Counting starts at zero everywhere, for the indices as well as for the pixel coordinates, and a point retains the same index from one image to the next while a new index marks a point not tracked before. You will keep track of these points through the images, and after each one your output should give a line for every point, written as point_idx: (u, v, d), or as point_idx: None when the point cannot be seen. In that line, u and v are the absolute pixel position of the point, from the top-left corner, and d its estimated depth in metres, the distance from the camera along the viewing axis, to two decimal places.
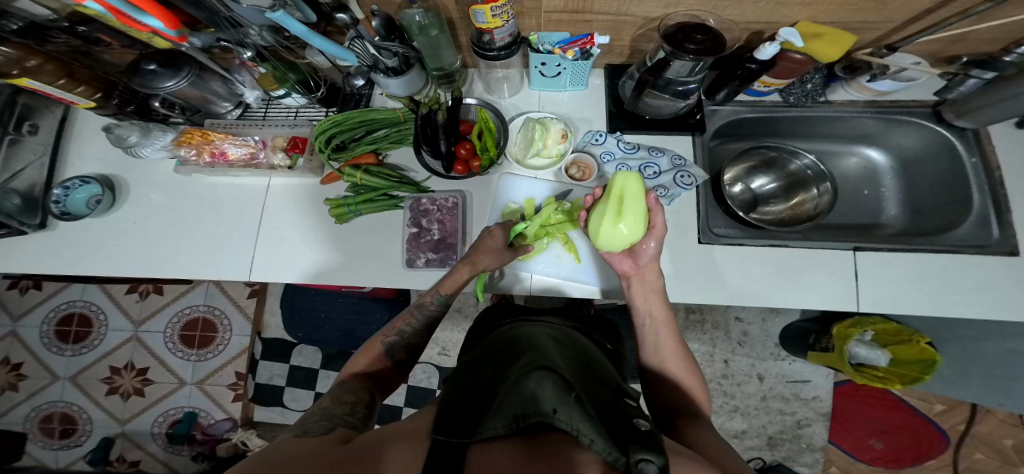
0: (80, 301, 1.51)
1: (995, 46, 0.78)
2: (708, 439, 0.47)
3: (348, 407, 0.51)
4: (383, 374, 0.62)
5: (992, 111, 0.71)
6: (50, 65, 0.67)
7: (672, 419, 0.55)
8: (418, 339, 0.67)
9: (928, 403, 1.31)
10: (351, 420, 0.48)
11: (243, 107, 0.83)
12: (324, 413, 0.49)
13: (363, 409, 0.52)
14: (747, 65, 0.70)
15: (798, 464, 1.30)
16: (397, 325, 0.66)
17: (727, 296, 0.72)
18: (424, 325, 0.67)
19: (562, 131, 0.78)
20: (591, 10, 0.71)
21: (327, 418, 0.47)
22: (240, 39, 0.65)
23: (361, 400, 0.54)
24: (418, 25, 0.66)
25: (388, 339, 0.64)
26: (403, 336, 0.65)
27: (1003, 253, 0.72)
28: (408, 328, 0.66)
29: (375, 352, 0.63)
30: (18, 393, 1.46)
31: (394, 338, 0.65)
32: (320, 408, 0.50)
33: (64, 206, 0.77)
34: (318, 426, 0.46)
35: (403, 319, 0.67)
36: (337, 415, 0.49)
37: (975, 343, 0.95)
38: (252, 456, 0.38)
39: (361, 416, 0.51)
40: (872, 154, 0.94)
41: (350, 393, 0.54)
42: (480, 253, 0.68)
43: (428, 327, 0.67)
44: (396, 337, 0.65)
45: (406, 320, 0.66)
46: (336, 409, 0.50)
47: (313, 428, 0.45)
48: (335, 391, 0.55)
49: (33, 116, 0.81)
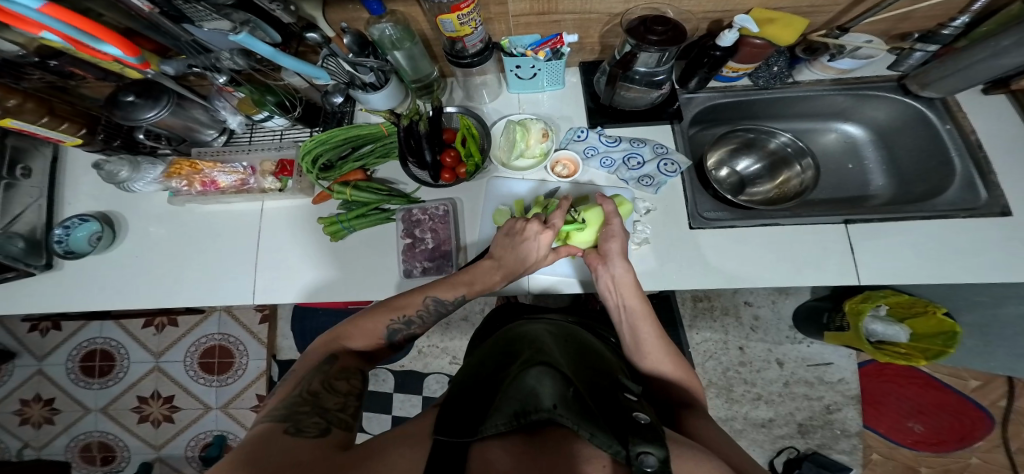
0: (99, 337, 1.56)
1: (934, 22, 0.77)
2: (712, 433, 0.50)
3: (340, 401, 0.51)
4: (375, 351, 0.63)
5: (952, 80, 0.71)
6: (30, 103, 0.69)
7: (675, 414, 0.56)
8: (421, 329, 0.67)
9: (961, 378, 1.26)
10: (341, 419, 0.48)
11: (228, 133, 0.87)
12: (317, 404, 0.48)
13: (354, 404, 0.52)
14: (712, 52, 0.71)
15: (834, 451, 1.26)
16: (406, 312, 0.64)
17: (724, 279, 0.72)
18: (433, 318, 0.67)
19: (542, 131, 0.79)
20: (557, 11, 0.72)
21: (320, 414, 0.47)
22: (211, 64, 0.65)
23: (353, 390, 0.54)
24: (390, 39, 0.69)
25: (395, 325, 0.64)
26: (410, 325, 0.65)
27: (994, 214, 0.70)
28: (419, 319, 0.65)
29: (375, 332, 0.63)
30: (54, 427, 1.52)
31: (400, 325, 0.64)
32: (313, 395, 0.50)
33: (67, 245, 0.81)
34: (310, 423, 0.45)
35: (413, 306, 0.65)
36: (328, 410, 0.48)
37: (991, 309, 0.92)
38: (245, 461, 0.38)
39: (352, 410, 0.51)
40: (849, 129, 0.93)
41: (342, 380, 0.54)
42: (510, 253, 0.67)
43: (435, 321, 0.68)
44: (403, 326, 0.64)
45: (419, 313, 0.64)
46: (328, 402, 0.50)
47: (306, 426, 0.44)
48: (328, 371, 0.54)
49: (25, 158, 0.84)
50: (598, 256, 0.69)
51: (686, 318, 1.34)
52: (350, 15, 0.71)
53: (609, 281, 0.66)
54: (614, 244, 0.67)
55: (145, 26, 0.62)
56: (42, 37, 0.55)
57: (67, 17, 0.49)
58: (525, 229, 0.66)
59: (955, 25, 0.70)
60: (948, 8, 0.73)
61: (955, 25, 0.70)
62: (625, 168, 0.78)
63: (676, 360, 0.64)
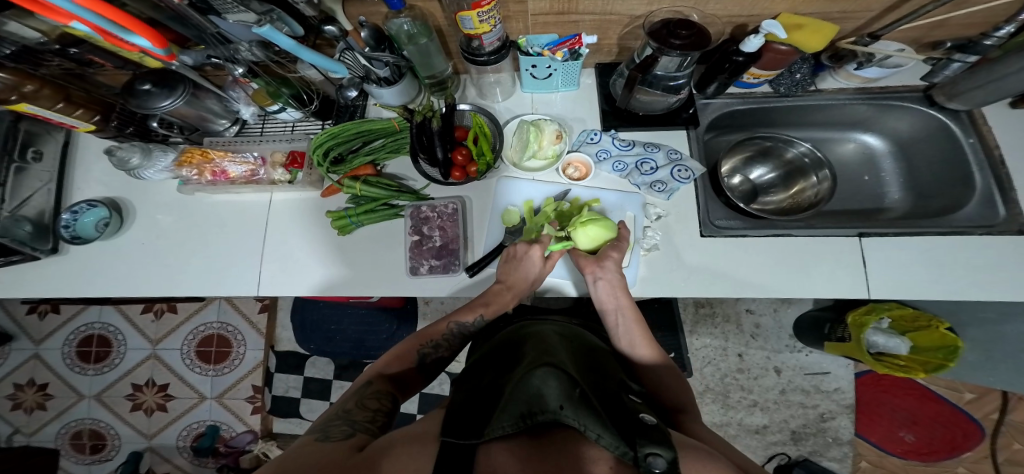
0: (97, 323, 1.56)
1: (975, 31, 0.76)
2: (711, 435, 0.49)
3: (370, 414, 0.51)
4: (411, 379, 0.62)
5: (981, 93, 0.71)
6: (47, 90, 0.68)
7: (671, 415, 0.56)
8: (449, 352, 0.68)
9: (956, 391, 1.26)
10: (370, 427, 0.48)
11: (240, 123, 0.86)
12: (347, 417, 0.49)
13: (383, 418, 0.51)
14: (734, 57, 0.70)
15: (825, 459, 1.26)
16: (434, 337, 0.67)
17: (734, 287, 0.71)
18: (458, 341, 0.68)
19: (555, 132, 0.78)
20: (576, 11, 0.72)
21: (348, 423, 0.48)
22: (230, 55, 0.66)
23: (384, 408, 0.53)
24: (406, 34, 0.69)
25: (425, 349, 0.66)
26: (439, 349, 0.66)
27: (1011, 232, 0.70)
28: (446, 341, 0.67)
29: (406, 357, 0.64)
30: (47, 412, 1.51)
31: (428, 349, 0.66)
32: (344, 411, 0.51)
33: (74, 230, 0.80)
34: (337, 430, 0.46)
35: (438, 330, 0.68)
36: (357, 420, 0.49)
37: (995, 326, 0.92)
38: (272, 465, 0.39)
39: (382, 423, 0.51)
40: (868, 140, 0.93)
41: (374, 399, 0.54)
42: (513, 274, 0.69)
43: (461, 343, 0.68)
44: (432, 349, 0.66)
45: (443, 334, 0.67)
46: (358, 415, 0.50)
47: (333, 433, 0.45)
48: (364, 393, 0.55)
49: (36, 141, 0.83)
50: (592, 261, 0.68)
51: (686, 323, 1.34)
52: (370, 9, 0.70)
53: (604, 286, 0.66)
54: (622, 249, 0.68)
55: (169, 16, 0.61)
56: (72, 27, 0.54)
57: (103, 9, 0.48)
58: (516, 251, 0.69)
59: (998, 35, 0.70)
60: (989, 16, 0.72)
61: (997, 35, 0.70)
62: (638, 172, 0.77)
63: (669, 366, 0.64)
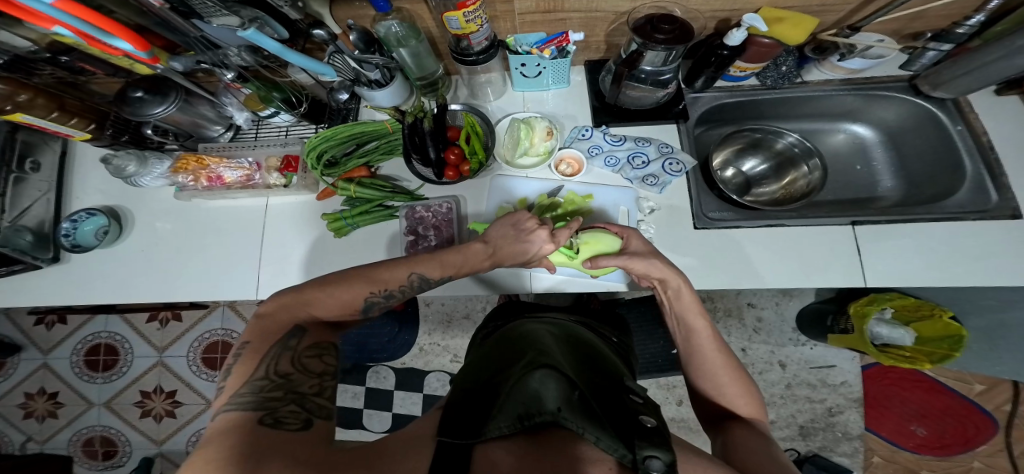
0: (103, 331, 1.58)
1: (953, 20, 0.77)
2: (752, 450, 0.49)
3: (317, 382, 0.48)
4: (345, 321, 0.59)
5: (964, 81, 0.70)
6: (41, 99, 0.70)
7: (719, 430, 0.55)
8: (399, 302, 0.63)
9: (966, 383, 1.24)
10: (323, 403, 0.46)
11: (234, 128, 0.88)
12: (296, 390, 0.45)
13: (331, 377, 0.50)
14: (719, 51, 0.70)
15: (835, 454, 1.26)
16: (389, 286, 0.60)
17: (727, 280, 0.71)
18: (413, 291, 0.63)
19: (547, 129, 0.78)
20: (562, 9, 0.72)
21: (299, 400, 0.44)
22: (219, 60, 0.68)
23: (328, 367, 0.51)
24: (395, 36, 0.70)
25: (374, 297, 0.59)
26: (390, 299, 0.61)
27: (1005, 217, 0.69)
28: (400, 292, 0.62)
29: (350, 305, 0.58)
30: (57, 420, 1.53)
31: (379, 298, 0.60)
32: (286, 379, 0.46)
33: (74, 239, 0.81)
34: (288, 411, 0.42)
35: (395, 280, 0.61)
36: (307, 395, 0.46)
37: (998, 313, 0.91)
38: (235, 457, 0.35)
39: (329, 385, 0.50)
40: (858, 130, 0.92)
41: (315, 358, 0.51)
42: (503, 241, 0.65)
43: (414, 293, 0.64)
44: (382, 299, 0.60)
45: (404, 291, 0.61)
46: (305, 386, 0.47)
47: (285, 416, 0.42)
48: (297, 349, 0.50)
49: (34, 152, 0.85)
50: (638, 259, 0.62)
51: None
52: (357, 13, 0.72)
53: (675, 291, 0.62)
54: (612, 260, 0.64)
55: (156, 22, 0.62)
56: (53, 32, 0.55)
57: (80, 12, 0.49)
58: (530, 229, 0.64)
59: (970, 24, 0.70)
60: (961, 8, 0.72)
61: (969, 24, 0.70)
62: (629, 167, 0.78)
63: (732, 375, 0.59)
